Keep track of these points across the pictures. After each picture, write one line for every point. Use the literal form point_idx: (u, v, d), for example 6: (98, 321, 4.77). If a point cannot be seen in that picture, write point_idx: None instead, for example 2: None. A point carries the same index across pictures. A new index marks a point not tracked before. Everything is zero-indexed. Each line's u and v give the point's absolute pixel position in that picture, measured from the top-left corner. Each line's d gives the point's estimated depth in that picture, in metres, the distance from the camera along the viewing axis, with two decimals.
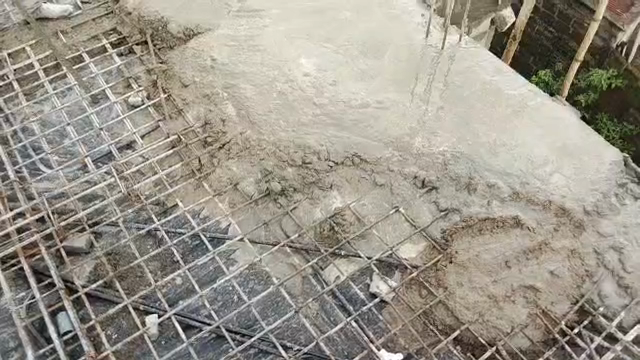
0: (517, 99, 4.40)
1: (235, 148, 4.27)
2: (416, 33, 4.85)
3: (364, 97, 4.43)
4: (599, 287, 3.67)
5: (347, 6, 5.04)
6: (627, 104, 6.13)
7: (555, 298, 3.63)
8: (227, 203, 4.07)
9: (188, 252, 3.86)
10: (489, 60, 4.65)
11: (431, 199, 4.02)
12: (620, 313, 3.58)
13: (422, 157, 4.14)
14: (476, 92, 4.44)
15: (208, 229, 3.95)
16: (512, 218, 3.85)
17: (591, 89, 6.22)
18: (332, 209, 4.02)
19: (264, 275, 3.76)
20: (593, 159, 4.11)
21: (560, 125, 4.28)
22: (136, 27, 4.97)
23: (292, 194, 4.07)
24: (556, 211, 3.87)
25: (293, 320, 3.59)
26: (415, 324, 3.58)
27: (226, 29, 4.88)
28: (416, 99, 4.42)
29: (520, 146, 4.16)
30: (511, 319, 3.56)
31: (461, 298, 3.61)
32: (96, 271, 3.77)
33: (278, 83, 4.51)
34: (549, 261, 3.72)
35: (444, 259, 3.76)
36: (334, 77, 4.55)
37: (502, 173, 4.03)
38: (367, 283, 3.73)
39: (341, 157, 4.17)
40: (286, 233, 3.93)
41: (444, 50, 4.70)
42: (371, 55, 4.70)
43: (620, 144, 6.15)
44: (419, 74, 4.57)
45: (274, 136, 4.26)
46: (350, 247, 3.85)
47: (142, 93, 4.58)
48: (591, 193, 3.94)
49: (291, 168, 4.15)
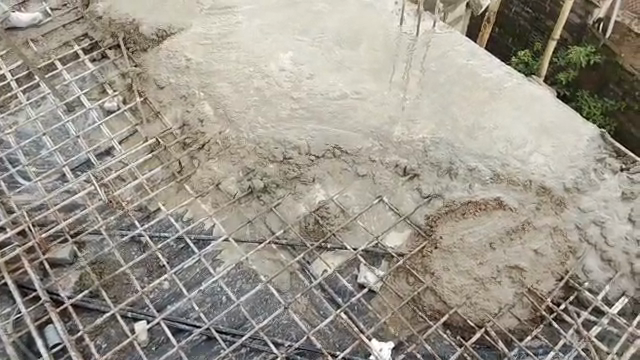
0: (494, 82, 4.42)
1: (215, 148, 4.24)
2: (391, 22, 4.83)
3: (341, 89, 4.41)
4: (583, 263, 3.75)
5: None
6: (605, 80, 6.11)
7: (541, 276, 3.68)
8: (210, 204, 4.05)
9: (174, 255, 3.83)
10: (464, 44, 4.64)
11: (413, 187, 4.06)
12: (605, 286, 3.68)
13: (403, 145, 4.17)
14: (452, 77, 4.45)
15: (192, 231, 3.92)
16: (494, 200, 3.90)
17: (571, 67, 6.24)
18: (314, 202, 4.03)
19: (252, 274, 3.77)
20: (571, 136, 4.18)
21: (537, 104, 4.32)
22: (108, 31, 4.86)
23: (275, 191, 4.07)
24: (538, 191, 3.93)
25: (283, 317, 3.60)
26: (405, 311, 3.64)
27: (199, 28, 4.80)
28: (394, 87, 4.42)
29: (498, 128, 4.20)
30: (498, 300, 3.61)
31: (448, 283, 3.65)
32: (82, 280, 3.72)
33: (254, 80, 4.47)
34: (533, 240, 3.77)
35: (429, 245, 3.81)
36: (311, 71, 4.51)
37: (483, 157, 4.07)
38: (355, 274, 3.77)
39: (322, 150, 4.16)
40: (271, 230, 3.93)
41: (419, 37, 4.69)
42: (347, 45, 4.68)
43: (602, 120, 6.18)
44: (396, 63, 4.55)
45: (254, 134, 4.24)
46: (336, 239, 3.88)
47: (117, 97, 4.51)
48: (570, 170, 4.02)
49: (272, 164, 4.15)
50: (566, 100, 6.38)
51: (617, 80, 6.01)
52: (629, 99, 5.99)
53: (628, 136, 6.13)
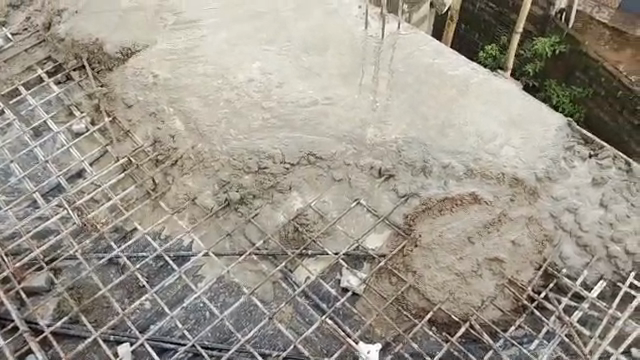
0: (461, 78, 4.45)
1: (188, 163, 4.20)
2: (357, 26, 4.79)
3: (312, 95, 4.40)
4: (560, 250, 3.83)
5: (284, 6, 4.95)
6: (572, 68, 6.12)
7: (520, 267, 3.75)
8: (188, 219, 4.02)
9: (154, 274, 3.79)
10: (428, 43, 4.66)
11: (390, 187, 4.09)
12: (583, 272, 3.76)
13: (376, 147, 4.19)
14: (420, 77, 4.46)
15: (170, 248, 3.88)
16: (469, 195, 3.95)
17: (537, 58, 6.22)
18: (293, 210, 4.04)
19: (234, 287, 3.75)
20: (539, 127, 4.25)
21: (505, 97, 4.38)
22: (71, 52, 4.78)
23: (252, 201, 4.06)
24: (511, 182, 3.99)
25: (269, 327, 3.59)
26: (390, 311, 3.66)
27: (164, 44, 4.73)
28: (363, 90, 4.42)
29: (469, 123, 4.24)
30: (480, 293, 3.66)
31: (430, 280, 3.69)
32: (60, 307, 3.64)
33: (223, 92, 4.43)
34: (511, 231, 3.83)
35: (409, 244, 3.84)
36: (280, 79, 4.49)
37: (455, 153, 4.12)
38: (338, 279, 3.78)
39: (296, 158, 4.16)
40: (251, 241, 3.92)
41: (384, 39, 4.67)
42: (314, 52, 4.64)
43: (571, 107, 6.14)
44: (365, 66, 4.54)
45: (227, 146, 4.21)
46: (317, 245, 3.89)
47: (85, 118, 4.44)
48: (541, 160, 4.10)
49: (248, 175, 4.13)
50: (533, 91, 6.36)
51: (583, 68, 6.03)
52: (596, 86, 5.98)
53: (596, 121, 6.09)
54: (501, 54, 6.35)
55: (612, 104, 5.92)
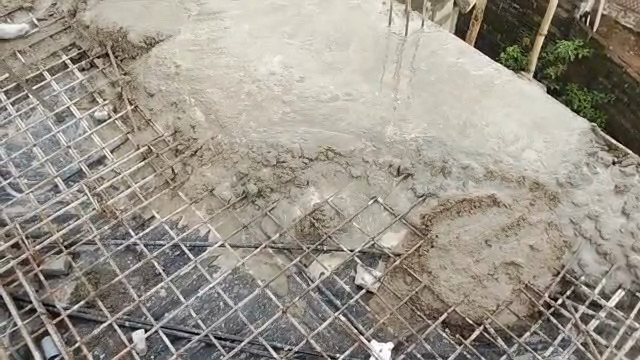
0: (484, 79, 4.40)
1: (208, 154, 4.23)
2: (380, 22, 4.79)
3: (332, 91, 4.39)
4: (579, 257, 3.76)
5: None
6: (592, 74, 6.05)
7: (538, 272, 3.70)
8: (205, 210, 4.05)
9: (170, 263, 3.84)
10: (452, 42, 4.61)
11: (407, 186, 4.06)
12: (601, 280, 3.68)
13: (395, 145, 4.15)
14: (443, 76, 4.42)
15: (187, 237, 3.93)
16: (488, 197, 3.90)
17: (559, 61, 6.15)
18: (309, 205, 4.04)
19: (249, 279, 3.78)
20: (562, 131, 4.17)
21: (529, 99, 4.31)
22: (96, 40, 4.84)
23: (269, 195, 4.08)
24: (530, 186, 3.94)
25: (282, 321, 3.61)
26: (403, 311, 3.64)
27: (188, 35, 4.76)
28: (384, 88, 4.39)
29: (490, 125, 4.17)
30: (495, 297, 3.62)
31: (445, 281, 3.67)
32: (77, 291, 3.71)
33: (245, 84, 4.44)
34: (528, 236, 3.78)
35: (426, 244, 3.82)
36: (301, 74, 4.48)
37: (475, 155, 4.06)
38: (352, 276, 3.78)
39: (314, 153, 4.16)
40: (266, 234, 3.95)
41: (407, 36, 4.65)
42: (336, 47, 4.62)
43: (592, 113, 6.04)
44: (385, 63, 4.52)
45: (246, 138, 4.23)
46: (332, 241, 3.89)
47: (108, 106, 4.50)
48: (563, 165, 4.02)
49: (266, 168, 4.15)
50: (555, 94, 6.28)
51: (607, 72, 5.92)
52: (619, 92, 5.88)
53: (618, 127, 6.04)
54: (523, 56, 6.28)
55: (634, 112, 5.83)
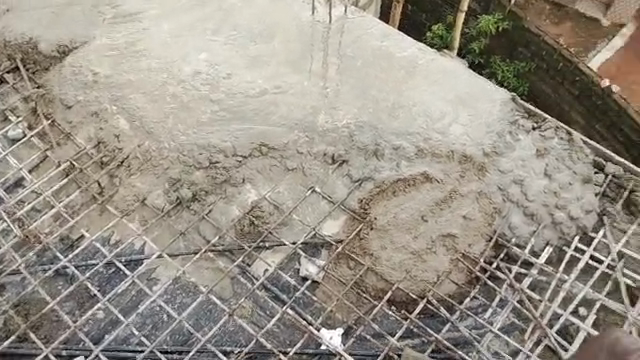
0: (407, 60, 4.47)
1: (135, 163, 4.02)
2: (303, 11, 4.71)
3: (261, 85, 4.30)
4: (508, 220, 3.92)
5: None
6: (513, 44, 5.99)
7: (472, 240, 3.84)
8: (138, 221, 3.88)
9: (105, 282, 3.65)
10: (375, 26, 4.63)
11: (343, 173, 4.07)
12: (530, 240, 3.87)
13: (328, 134, 4.15)
14: (368, 60, 4.45)
15: (120, 253, 3.73)
16: (421, 174, 3.99)
17: (482, 37, 6.03)
18: (248, 203, 3.96)
19: (191, 286, 3.68)
20: (485, 103, 4.32)
21: (449, 76, 4.43)
22: (4, 54, 4.50)
23: (204, 198, 3.95)
24: (459, 159, 4.05)
25: (229, 324, 3.55)
26: (349, 295, 3.68)
27: (104, 39, 4.48)
28: (313, 77, 4.36)
29: (418, 104, 4.27)
30: (435, 269, 3.74)
31: (387, 261, 3.74)
32: (7, 326, 3.44)
33: (169, 86, 4.25)
34: (461, 207, 3.90)
35: (365, 227, 3.86)
36: (228, 71, 4.35)
37: (405, 134, 4.14)
38: (296, 268, 3.77)
39: (248, 150, 4.07)
40: (206, 239, 3.83)
41: (331, 24, 4.62)
42: (262, 40, 4.53)
43: (516, 83, 5.99)
44: (312, 52, 4.48)
45: (174, 142, 4.06)
46: (273, 236, 3.85)
47: (22, 124, 4.18)
48: (488, 136, 4.16)
49: (199, 171, 4.01)
50: (483, 67, 6.15)
51: (530, 41, 5.85)
52: (537, 60, 5.88)
53: (541, 94, 6.00)
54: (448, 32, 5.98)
55: (554, 77, 5.82)
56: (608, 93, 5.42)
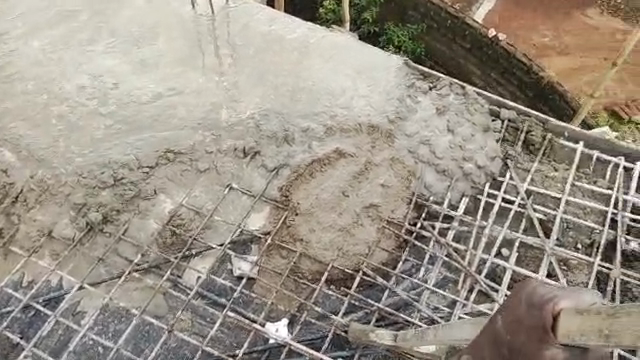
0: (299, 41, 4.43)
1: (32, 195, 3.77)
2: (183, 5, 4.50)
3: (153, 89, 4.10)
4: (423, 180, 4.02)
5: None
6: (404, 8, 6.52)
7: (394, 205, 3.90)
8: (50, 256, 3.67)
9: (27, 327, 3.45)
10: (260, 11, 4.53)
11: (258, 164, 3.99)
12: (447, 195, 3.99)
13: (234, 128, 4.05)
14: (260, 47, 4.37)
15: (37, 293, 3.55)
16: (334, 152, 3.99)
17: (372, 5, 6.40)
18: (165, 214, 3.79)
19: (123, 312, 3.52)
20: (381, 71, 4.37)
21: (343, 50, 4.43)
22: None
23: (117, 217, 3.76)
24: (368, 130, 4.09)
25: (171, 340, 3.43)
26: (288, 284, 3.65)
27: None
28: (207, 72, 4.22)
29: (317, 82, 4.25)
30: (365, 241, 3.78)
31: (318, 243, 3.74)
32: None
33: (52, 107, 3.97)
34: (378, 176, 3.96)
35: (290, 214, 3.82)
36: (114, 80, 4.10)
37: (311, 115, 4.12)
38: (230, 269, 3.69)
39: (153, 159, 3.89)
40: (128, 259, 3.65)
41: (215, 15, 4.46)
42: (144, 42, 4.31)
43: (412, 45, 6.43)
44: (202, 47, 4.32)
45: (71, 165, 3.81)
46: (200, 242, 3.73)
47: None
48: (390, 103, 4.22)
49: (105, 190, 3.79)
50: (378, 36, 6.45)
51: (414, 6, 6.45)
52: (428, 20, 6.45)
53: (437, 53, 6.54)
54: (339, 6, 6.35)
55: (445, 35, 6.41)
56: (496, 42, 6.10)
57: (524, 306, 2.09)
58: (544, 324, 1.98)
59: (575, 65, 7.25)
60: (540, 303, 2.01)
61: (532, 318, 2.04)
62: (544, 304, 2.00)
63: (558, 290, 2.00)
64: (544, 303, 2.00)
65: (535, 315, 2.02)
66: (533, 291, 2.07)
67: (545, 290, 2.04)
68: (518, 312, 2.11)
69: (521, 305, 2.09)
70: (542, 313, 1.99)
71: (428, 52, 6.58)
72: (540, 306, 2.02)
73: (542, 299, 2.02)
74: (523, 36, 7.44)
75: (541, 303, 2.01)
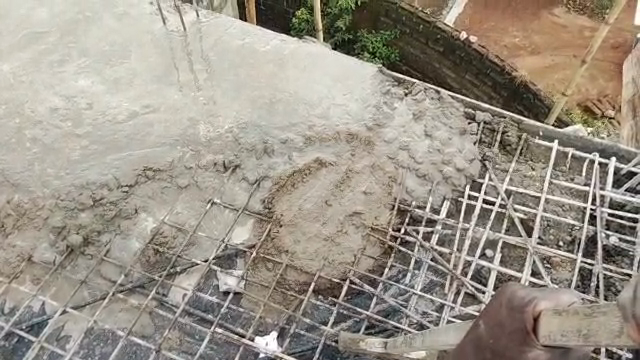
0: (273, 53, 4.45)
1: (9, 221, 3.72)
2: (154, 23, 4.51)
3: (128, 108, 4.08)
4: (405, 185, 4.02)
5: (66, 18, 4.47)
6: (377, 14, 6.60)
7: (377, 212, 3.91)
8: (31, 282, 3.62)
9: (11, 355, 3.39)
10: (232, 25, 4.54)
11: (239, 178, 3.99)
12: (429, 199, 4.01)
13: (213, 142, 4.05)
14: (234, 61, 4.38)
15: (19, 320, 3.49)
16: (314, 162, 3.99)
17: (344, 13, 6.45)
18: (148, 232, 3.77)
19: (108, 334, 3.47)
20: (356, 80, 4.40)
21: (317, 60, 4.46)
22: None
23: (98, 239, 3.72)
24: (347, 138, 4.11)
25: None
26: (275, 297, 3.64)
27: None
28: (183, 88, 4.21)
29: (293, 94, 4.26)
30: (351, 249, 3.78)
31: (303, 253, 3.73)
32: None
33: (26, 130, 3.93)
34: (360, 183, 3.97)
35: (274, 226, 3.82)
36: (87, 100, 4.08)
37: (289, 127, 4.12)
38: (216, 284, 3.67)
39: (133, 178, 3.86)
40: (111, 280, 3.62)
41: (187, 31, 4.48)
42: (116, 59, 4.30)
43: (385, 51, 6.58)
44: (177, 64, 4.32)
45: (49, 187, 3.78)
46: (184, 259, 3.70)
47: None
48: (368, 110, 4.25)
49: (84, 212, 3.76)
50: (352, 42, 6.59)
51: (385, 12, 6.53)
52: (401, 25, 6.54)
53: (410, 57, 6.68)
54: (312, 16, 6.40)
55: (418, 39, 6.51)
56: (468, 44, 6.19)
57: (506, 309, 2.12)
58: (526, 327, 2.02)
59: (546, 64, 7.52)
60: (521, 305, 2.05)
61: (514, 321, 2.07)
62: (525, 306, 2.04)
63: (538, 292, 2.05)
64: (526, 306, 2.03)
65: (517, 318, 2.06)
66: (515, 293, 2.10)
67: (526, 292, 2.09)
68: (500, 315, 2.14)
69: (503, 308, 2.12)
70: (524, 316, 2.03)
71: (401, 57, 6.71)
72: (521, 309, 2.06)
73: (523, 301, 2.05)
74: (494, 37, 7.75)
75: (522, 306, 2.04)
